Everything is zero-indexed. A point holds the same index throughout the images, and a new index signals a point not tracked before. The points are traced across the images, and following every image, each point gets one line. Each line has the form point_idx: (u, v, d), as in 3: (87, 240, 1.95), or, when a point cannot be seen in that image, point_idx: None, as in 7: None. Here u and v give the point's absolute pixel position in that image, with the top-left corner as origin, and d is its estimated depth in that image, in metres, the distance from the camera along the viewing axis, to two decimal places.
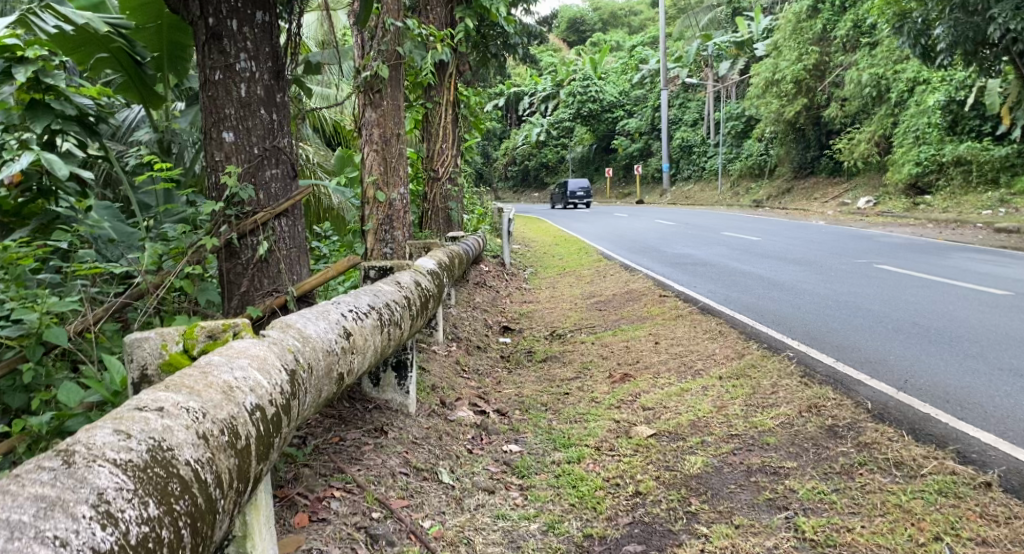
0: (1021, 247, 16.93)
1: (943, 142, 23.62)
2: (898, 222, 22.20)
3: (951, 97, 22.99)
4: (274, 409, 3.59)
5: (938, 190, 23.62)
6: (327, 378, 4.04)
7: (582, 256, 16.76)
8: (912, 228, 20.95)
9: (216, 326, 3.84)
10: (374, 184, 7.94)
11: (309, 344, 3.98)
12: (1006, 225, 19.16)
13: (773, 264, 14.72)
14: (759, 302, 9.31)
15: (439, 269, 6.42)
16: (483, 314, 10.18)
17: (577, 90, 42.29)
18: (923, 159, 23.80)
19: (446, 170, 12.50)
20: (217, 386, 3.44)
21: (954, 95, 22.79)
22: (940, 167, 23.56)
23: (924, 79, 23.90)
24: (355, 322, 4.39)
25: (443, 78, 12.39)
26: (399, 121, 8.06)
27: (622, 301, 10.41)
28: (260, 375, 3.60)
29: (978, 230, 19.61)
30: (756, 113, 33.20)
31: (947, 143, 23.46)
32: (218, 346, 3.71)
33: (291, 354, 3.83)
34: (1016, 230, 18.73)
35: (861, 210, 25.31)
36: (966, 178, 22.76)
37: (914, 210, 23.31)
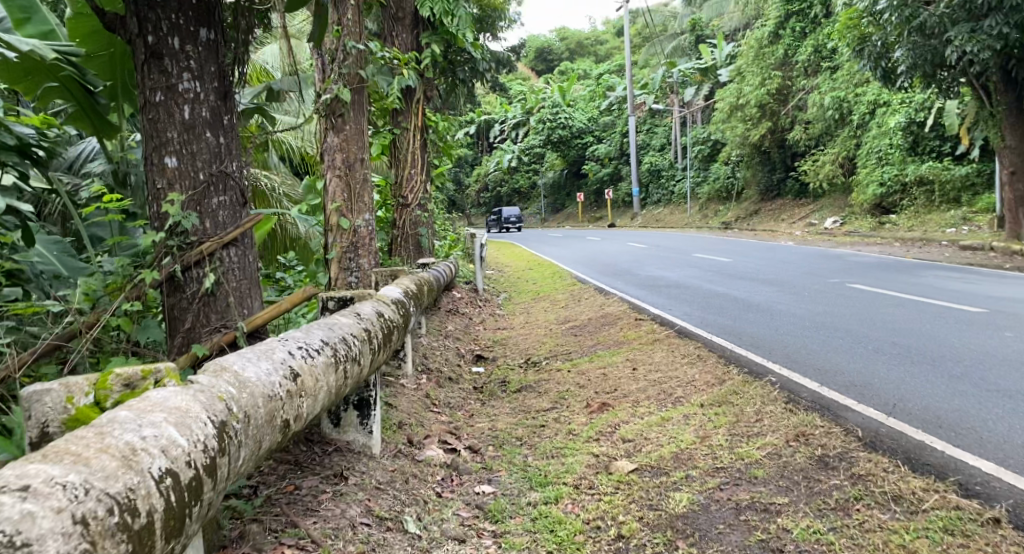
0: (988, 263, 16.94)
1: (905, 163, 23.82)
2: (865, 242, 22.21)
3: (911, 119, 23.22)
4: (193, 473, 3.36)
5: (903, 210, 23.78)
6: (268, 426, 3.81)
7: (556, 281, 16.49)
8: (880, 247, 20.96)
9: (133, 373, 3.66)
10: (337, 211, 7.63)
11: (245, 390, 3.75)
12: (971, 243, 19.20)
13: (746, 285, 14.56)
14: (737, 324, 9.07)
15: (406, 296, 6.13)
16: (455, 344, 9.86)
17: (547, 117, 42.27)
18: (887, 179, 23.95)
19: (415, 197, 12.22)
20: (110, 454, 3.20)
21: (914, 117, 22.90)
22: (904, 187, 23.75)
23: (885, 101, 23.88)
24: (304, 361, 4.14)
25: (409, 104, 12.15)
26: (363, 145, 7.77)
27: (597, 326, 10.13)
28: (174, 433, 3.38)
29: (945, 248, 19.64)
30: (721, 136, 33.32)
31: (910, 162, 23.65)
32: (128, 398, 3.54)
33: (221, 403, 3.60)
34: (981, 247, 18.77)
35: (828, 231, 25.34)
36: (929, 198, 23.06)
37: (881, 229, 23.37)
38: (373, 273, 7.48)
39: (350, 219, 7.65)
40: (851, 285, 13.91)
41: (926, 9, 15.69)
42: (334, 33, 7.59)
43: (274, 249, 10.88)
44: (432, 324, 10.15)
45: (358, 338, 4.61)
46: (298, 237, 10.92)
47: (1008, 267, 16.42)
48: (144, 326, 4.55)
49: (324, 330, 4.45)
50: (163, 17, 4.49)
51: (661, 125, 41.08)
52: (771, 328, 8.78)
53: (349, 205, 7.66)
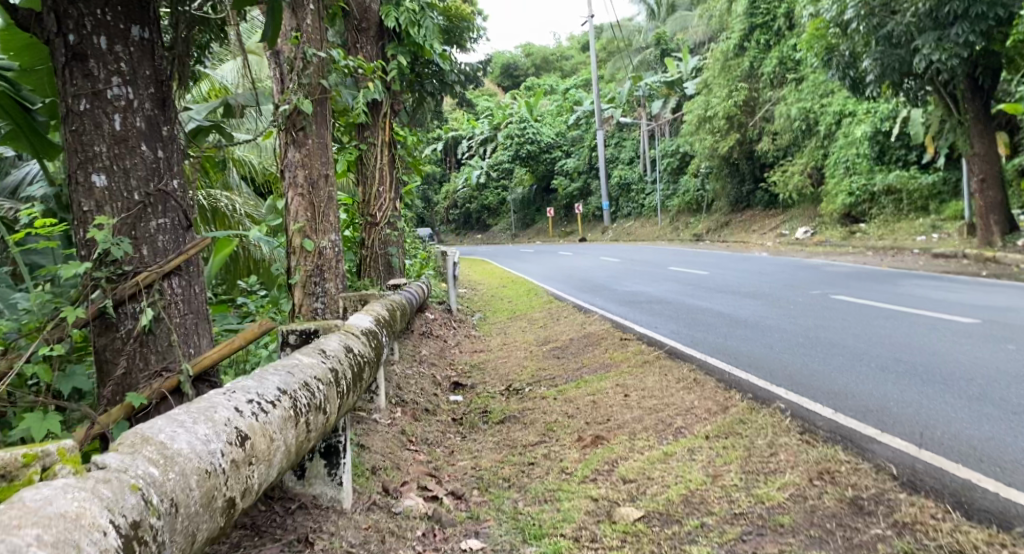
0: (964, 271, 16.71)
1: (872, 172, 23.79)
2: (837, 251, 21.95)
3: (877, 128, 23.27)
4: None
5: (872, 218, 23.67)
6: (206, 510, 3.25)
7: (532, 299, 15.97)
8: (853, 256, 20.72)
9: (9, 461, 3.04)
10: (299, 232, 7.05)
11: (172, 470, 3.18)
12: (943, 250, 18.97)
13: (728, 298, 14.13)
14: (728, 342, 8.60)
15: (378, 323, 5.58)
16: (431, 370, 9.30)
17: (515, 132, 41.88)
18: (854, 189, 23.83)
19: (385, 215, 11.66)
20: None
21: (880, 126, 22.99)
22: (871, 196, 23.69)
23: (852, 110, 23.68)
24: (254, 419, 3.59)
25: (377, 118, 11.63)
26: (327, 160, 7.23)
27: (580, 347, 9.61)
28: None
29: (918, 256, 19.42)
30: (689, 148, 33.10)
31: (877, 172, 23.63)
32: None
33: (134, 494, 3.01)
34: (954, 254, 18.55)
35: (798, 241, 25.08)
36: (897, 206, 23.16)
37: (851, 238, 23.14)
38: (342, 299, 6.96)
39: (314, 241, 7.08)
40: (834, 296, 13.53)
41: (893, 19, 15.75)
42: (292, 40, 7.03)
43: (237, 273, 10.26)
44: (405, 350, 9.59)
45: (321, 383, 4.07)
46: (262, 260, 10.31)
47: (984, 272, 16.21)
48: (67, 375, 4.05)
49: (282, 376, 3.90)
50: (87, 14, 4.00)
51: (629, 138, 40.85)
52: (763, 345, 8.32)
53: (313, 225, 7.08)
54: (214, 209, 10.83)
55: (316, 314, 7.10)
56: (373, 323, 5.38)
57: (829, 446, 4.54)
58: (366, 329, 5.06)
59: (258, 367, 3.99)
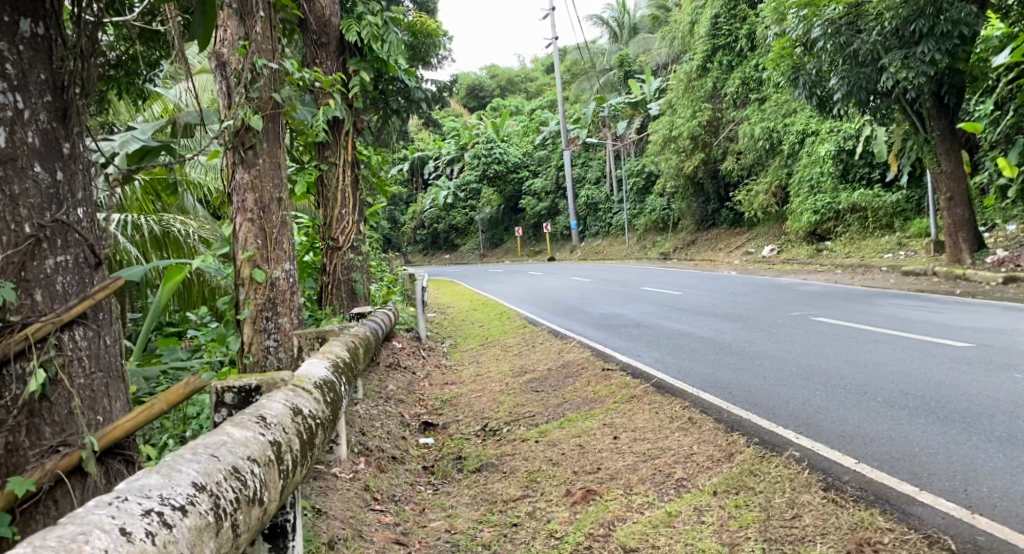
0: (940, 288, 16.33)
1: (837, 190, 23.50)
2: (807, 269, 21.53)
3: (841, 147, 23.03)
4: None
5: (838, 237, 23.36)
6: None
7: (504, 323, 15.31)
8: (824, 274, 20.33)
9: None
10: (249, 261, 6.33)
11: None
12: (914, 268, 18.59)
13: (706, 321, 13.61)
14: (716, 371, 8.03)
15: (336, 370, 5.02)
16: (396, 407, 8.62)
17: (481, 152, 41.32)
18: (820, 207, 23.52)
19: (348, 239, 10.95)
20: None
21: (843, 145, 22.97)
22: (837, 214, 23.38)
23: (813, 131, 23.88)
24: (165, 531, 3.08)
25: (337, 136, 10.96)
26: (281, 182, 6.55)
27: (557, 379, 8.98)
28: None
29: (888, 274, 19.06)
30: (655, 168, 32.67)
31: (842, 190, 23.35)
32: None
33: None
34: (925, 272, 18.14)
35: (765, 259, 24.66)
36: (863, 224, 22.80)
37: (819, 256, 22.75)
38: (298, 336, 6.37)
39: (266, 271, 6.37)
40: (815, 318, 13.05)
41: (860, 37, 15.39)
42: (239, 50, 6.34)
43: (191, 303, 9.54)
44: (368, 384, 8.91)
45: (255, 464, 3.57)
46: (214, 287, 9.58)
47: (959, 290, 15.82)
48: None
49: (202, 463, 3.39)
50: None
51: (594, 158, 40.36)
52: (756, 375, 7.74)
53: (265, 254, 6.38)
54: (165, 235, 10.08)
55: (268, 351, 6.36)
56: (329, 372, 4.86)
57: (862, 509, 4.03)
58: (318, 383, 4.55)
59: (178, 448, 3.49)
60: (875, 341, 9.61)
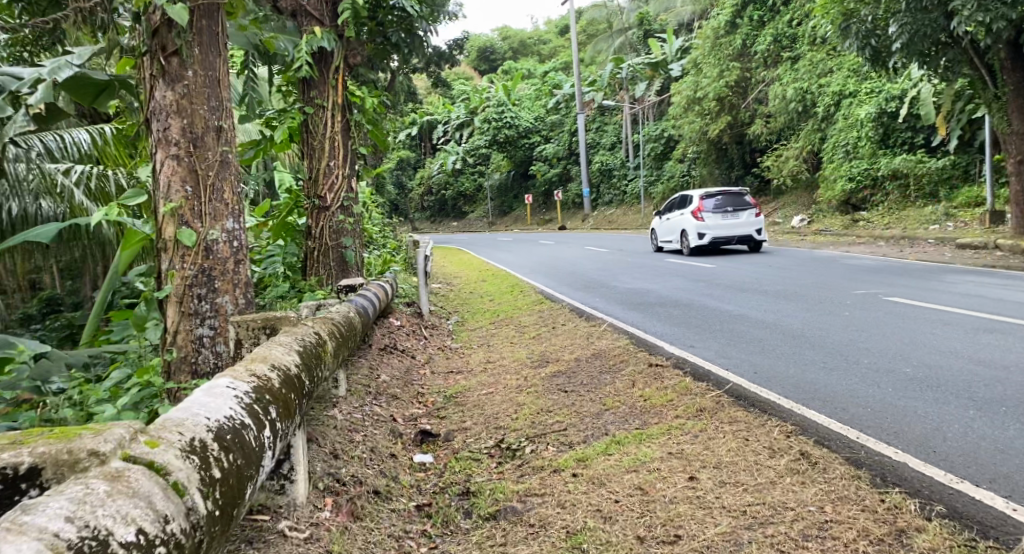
0: (1011, 264, 14.25)
1: (876, 156, 21.30)
2: (841, 241, 19.55)
3: (881, 109, 20.82)
4: None
5: (874, 206, 21.30)
6: None
7: (520, 298, 13.38)
8: (866, 246, 18.35)
9: None
10: (172, 216, 4.46)
11: None
12: (970, 241, 16.50)
13: (752, 299, 11.81)
14: (807, 375, 6.21)
15: (262, 399, 3.77)
16: (387, 408, 6.68)
17: (492, 116, 39.30)
18: (855, 174, 21.41)
19: (338, 197, 9.06)
20: None
21: (885, 107, 20.63)
22: (875, 181, 21.27)
23: (850, 92, 21.72)
24: None
25: (325, 72, 8.99)
26: (219, 104, 4.59)
27: (589, 375, 7.08)
28: None
29: (939, 247, 17.00)
30: (675, 132, 30.45)
31: (881, 155, 21.17)
32: None
33: None
34: (983, 246, 16.06)
35: (793, 230, 22.55)
36: (903, 193, 20.69)
37: (853, 227, 20.72)
38: (232, 324, 4.48)
39: (197, 230, 4.49)
40: (883, 298, 11.28)
41: None
42: None
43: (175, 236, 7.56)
44: (349, 378, 6.97)
45: None
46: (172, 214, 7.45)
47: None
48: None
49: None
50: None
51: (611, 122, 37.95)
52: (860, 381, 5.94)
53: (197, 207, 4.49)
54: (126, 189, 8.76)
55: (201, 346, 4.53)
56: (236, 410, 3.62)
57: None
58: (181, 451, 3.31)
59: None
60: (981, 338, 7.75)
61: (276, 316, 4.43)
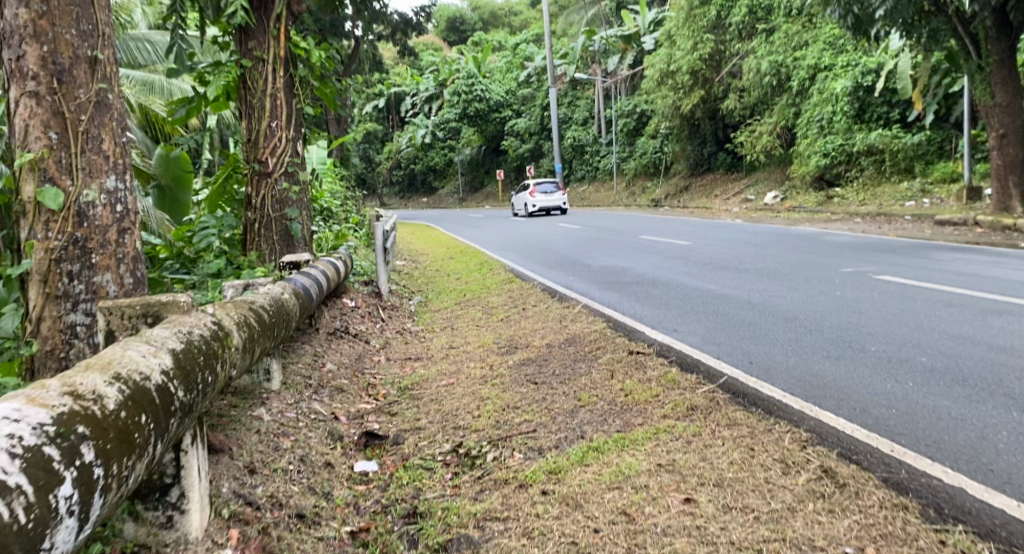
0: (1000, 240, 13.49)
1: (851, 131, 20.52)
2: (818, 217, 18.78)
3: (857, 84, 19.87)
4: None
5: (849, 183, 20.54)
6: None
7: (487, 276, 12.48)
8: (843, 222, 17.61)
9: None
10: (30, 167, 3.89)
11: None
12: (950, 217, 15.60)
13: (735, 277, 11.03)
14: (810, 366, 5.49)
15: (52, 445, 2.69)
16: (330, 404, 5.75)
17: (462, 89, 38.21)
18: (830, 150, 20.54)
19: (281, 162, 8.13)
20: None
21: (861, 81, 19.74)
22: (850, 157, 20.45)
23: (825, 66, 20.94)
24: None
25: (263, 22, 7.96)
26: (93, 27, 4.07)
27: (561, 364, 6.20)
28: None
29: (919, 224, 16.23)
30: (648, 106, 29.57)
31: (856, 131, 20.35)
32: None
33: None
34: (962, 222, 15.20)
35: (767, 207, 21.71)
36: (878, 169, 19.86)
37: (827, 204, 19.99)
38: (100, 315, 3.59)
39: (65, 188, 3.94)
40: (876, 278, 10.54)
41: None
42: None
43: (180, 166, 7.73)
44: (284, 369, 6.04)
45: None
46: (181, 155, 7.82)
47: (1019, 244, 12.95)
48: None
49: None
50: None
51: (583, 97, 36.82)
52: (875, 375, 5.21)
53: (64, 159, 3.95)
54: None
55: (73, 337, 3.96)
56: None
57: None
58: None
59: None
60: (993, 326, 6.99)
61: (158, 302, 3.63)
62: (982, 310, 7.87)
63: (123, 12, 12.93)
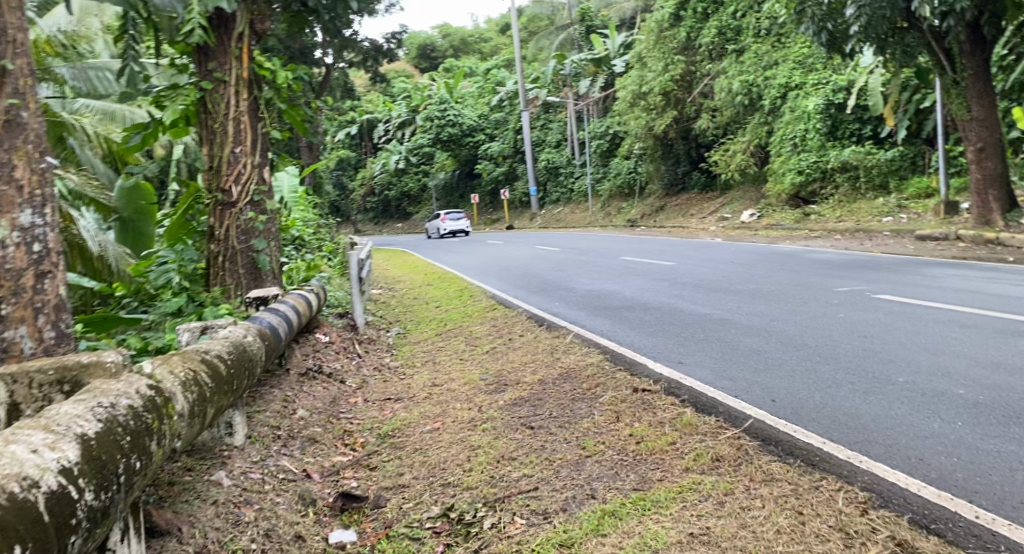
0: (984, 253, 12.90)
1: (825, 149, 19.91)
2: (796, 235, 18.30)
3: (830, 101, 19.68)
4: None
5: (825, 200, 19.95)
6: None
7: (468, 304, 11.87)
8: (826, 238, 17.12)
9: None
10: None
11: None
12: (931, 232, 14.92)
13: (728, 299, 10.52)
14: (839, 402, 5.02)
15: None
16: (300, 459, 5.08)
17: (434, 114, 37.66)
18: (804, 167, 19.98)
19: (246, 190, 7.41)
20: None
21: (832, 98, 19.63)
22: (825, 174, 19.89)
23: (797, 85, 20.54)
24: None
25: (224, 40, 7.29)
26: None
27: (557, 405, 5.56)
28: None
29: (900, 239, 15.72)
30: (622, 128, 29.13)
31: (830, 148, 19.88)
32: None
33: None
34: (943, 237, 14.53)
35: (743, 225, 21.21)
36: (853, 185, 19.42)
37: (805, 221, 19.46)
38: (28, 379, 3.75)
39: None
40: (875, 297, 10.06)
41: None
42: None
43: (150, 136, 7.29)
44: (248, 420, 5.38)
45: None
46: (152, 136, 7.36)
47: (1008, 257, 12.34)
48: None
49: None
50: None
51: (556, 120, 36.39)
52: (918, 413, 4.75)
53: None
54: None
55: None
56: None
57: None
58: None
59: None
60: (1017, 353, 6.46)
61: (80, 366, 3.78)
62: (1001, 331, 7.35)
63: (79, 41, 12.28)
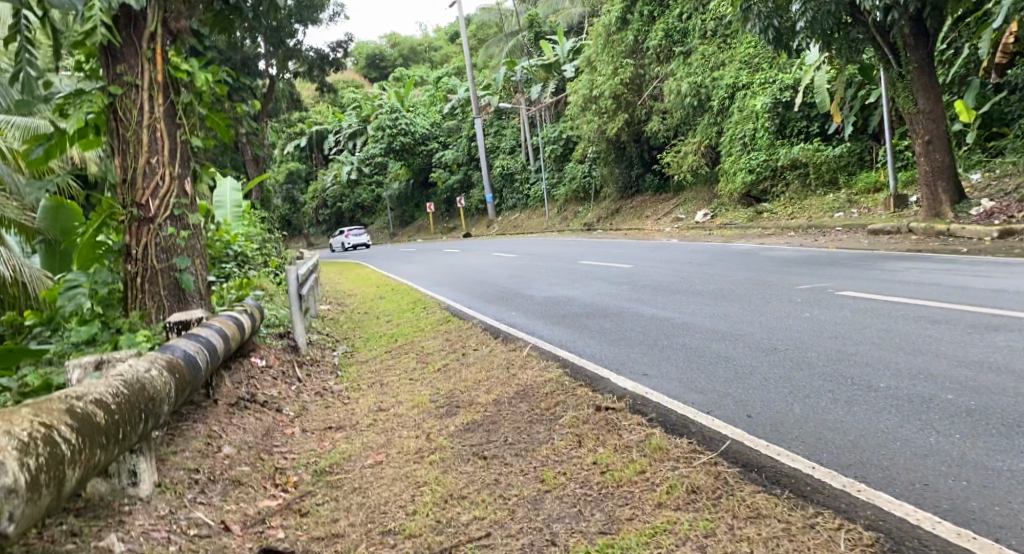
0: (937, 244, 12.54)
1: (774, 147, 19.72)
2: (751, 233, 17.94)
3: (777, 100, 19.32)
4: None
5: (777, 198, 19.67)
6: None
7: (421, 317, 11.25)
8: (782, 236, 16.74)
9: None
10: None
11: None
12: (883, 225, 14.48)
13: (690, 301, 10.06)
14: (821, 415, 4.52)
15: None
16: (219, 507, 4.46)
17: (385, 123, 36.92)
18: (755, 165, 19.71)
19: (165, 203, 6.75)
20: None
21: (779, 97, 19.27)
22: (776, 172, 19.64)
23: (744, 84, 20.23)
24: None
25: (133, 40, 6.62)
26: None
27: (515, 428, 4.99)
28: None
29: (855, 233, 15.37)
30: (575, 133, 28.65)
31: (779, 146, 19.58)
32: None
33: None
34: (894, 229, 14.14)
35: (698, 225, 20.81)
36: (804, 182, 19.11)
37: (757, 220, 19.07)
38: None
39: None
40: (840, 293, 9.65)
41: None
42: None
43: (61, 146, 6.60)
44: (161, 463, 4.73)
45: None
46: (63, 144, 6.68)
47: (962, 247, 11.95)
48: None
49: None
50: None
51: (509, 126, 35.86)
52: (910, 423, 4.29)
53: None
54: None
55: None
56: None
57: None
58: None
59: None
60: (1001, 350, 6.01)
61: None
62: (976, 326, 6.91)
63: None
